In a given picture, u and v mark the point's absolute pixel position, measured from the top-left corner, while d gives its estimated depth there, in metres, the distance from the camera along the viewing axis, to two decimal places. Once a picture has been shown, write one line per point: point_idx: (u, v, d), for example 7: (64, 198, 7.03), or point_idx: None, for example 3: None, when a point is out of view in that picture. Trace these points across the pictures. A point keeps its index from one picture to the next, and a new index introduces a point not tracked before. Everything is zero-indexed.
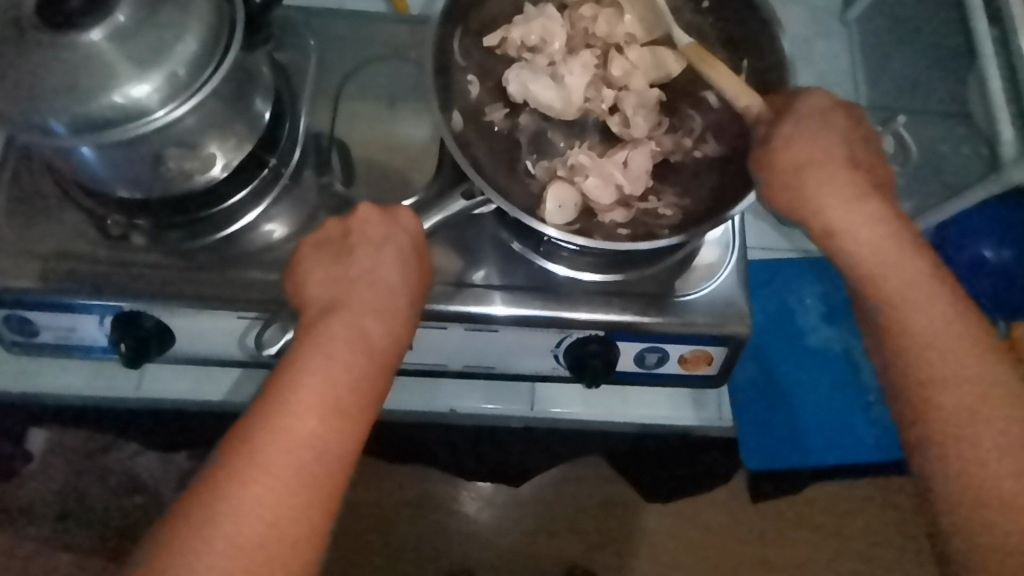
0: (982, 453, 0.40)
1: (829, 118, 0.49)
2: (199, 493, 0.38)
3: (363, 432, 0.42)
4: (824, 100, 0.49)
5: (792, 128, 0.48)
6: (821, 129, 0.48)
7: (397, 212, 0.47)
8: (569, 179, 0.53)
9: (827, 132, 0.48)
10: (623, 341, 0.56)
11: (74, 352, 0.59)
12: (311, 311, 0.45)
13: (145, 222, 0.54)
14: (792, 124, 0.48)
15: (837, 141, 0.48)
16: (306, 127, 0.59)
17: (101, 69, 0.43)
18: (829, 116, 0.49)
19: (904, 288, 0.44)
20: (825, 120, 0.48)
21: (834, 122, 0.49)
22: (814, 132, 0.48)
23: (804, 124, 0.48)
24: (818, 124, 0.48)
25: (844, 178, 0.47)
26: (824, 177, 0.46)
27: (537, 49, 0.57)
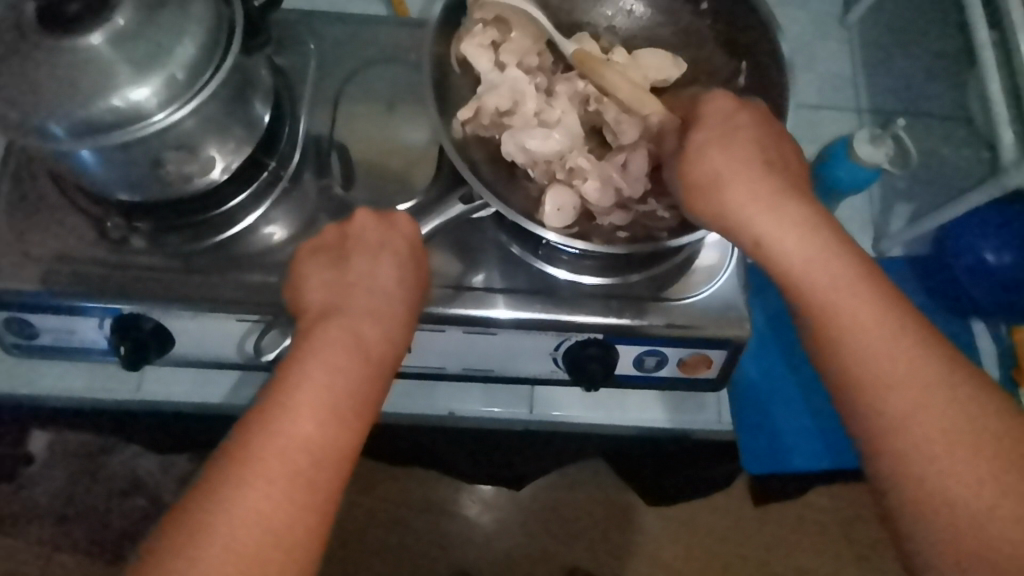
0: (955, 479, 0.37)
1: (736, 126, 0.45)
2: (196, 497, 0.38)
3: (359, 437, 0.42)
4: (729, 103, 0.46)
5: (706, 139, 0.45)
6: (733, 136, 0.45)
7: (394, 217, 0.48)
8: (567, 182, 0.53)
9: (740, 143, 0.45)
10: (622, 344, 0.56)
11: (74, 354, 0.59)
12: (309, 315, 0.45)
13: (145, 224, 0.54)
14: (703, 139, 0.45)
15: (749, 147, 0.45)
16: (305, 130, 0.59)
17: (101, 73, 0.44)
18: (737, 122, 0.45)
19: (843, 308, 0.41)
20: (734, 129, 0.45)
21: (742, 129, 0.45)
22: (726, 145, 0.44)
23: (715, 136, 0.45)
24: (729, 135, 0.45)
25: (761, 187, 0.44)
26: (745, 196, 0.43)
27: (514, 109, 0.54)
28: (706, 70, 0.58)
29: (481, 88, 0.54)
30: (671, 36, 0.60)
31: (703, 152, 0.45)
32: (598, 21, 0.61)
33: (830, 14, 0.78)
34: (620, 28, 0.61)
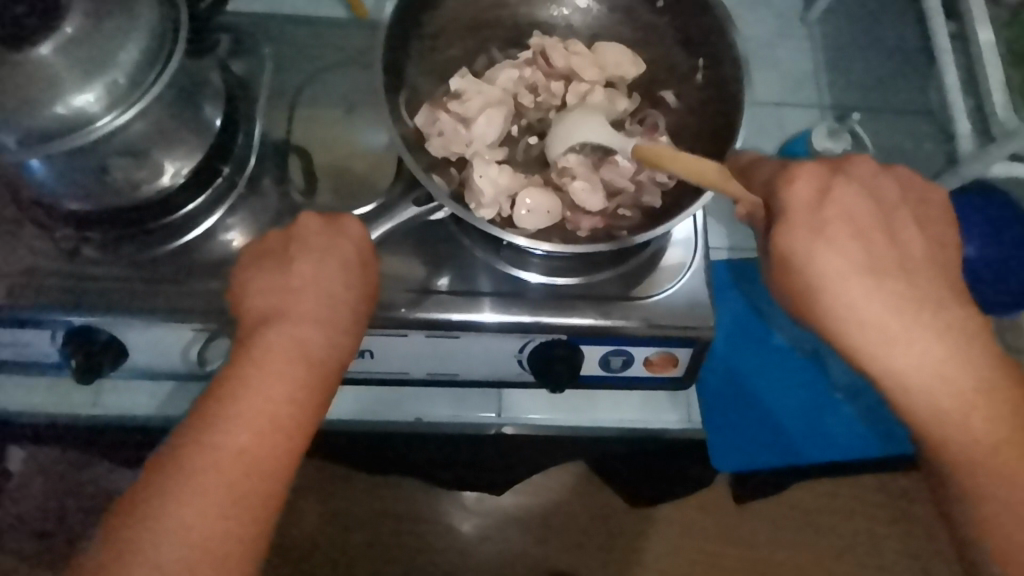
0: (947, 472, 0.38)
1: (827, 219, 0.42)
2: (123, 512, 0.37)
3: (302, 448, 0.41)
4: (814, 181, 0.43)
5: (802, 220, 0.42)
6: (832, 230, 0.42)
7: (342, 221, 0.46)
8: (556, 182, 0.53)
9: (835, 232, 0.42)
10: (586, 345, 0.55)
11: (30, 368, 0.57)
12: (250, 321, 0.44)
13: (97, 234, 0.53)
14: (794, 234, 0.42)
15: (848, 232, 0.42)
16: (262, 135, 0.58)
17: (45, 80, 0.43)
18: (824, 211, 0.42)
19: (914, 364, 0.40)
20: (826, 218, 0.42)
21: (831, 220, 0.42)
22: (815, 240, 0.42)
23: (801, 228, 0.42)
24: (824, 230, 0.42)
25: (849, 258, 0.42)
26: (820, 284, 0.42)
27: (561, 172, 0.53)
28: (665, 68, 0.58)
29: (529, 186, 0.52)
30: (630, 35, 0.60)
31: (789, 245, 0.42)
32: (555, 21, 0.61)
33: (792, 10, 0.78)
34: (578, 26, 0.61)
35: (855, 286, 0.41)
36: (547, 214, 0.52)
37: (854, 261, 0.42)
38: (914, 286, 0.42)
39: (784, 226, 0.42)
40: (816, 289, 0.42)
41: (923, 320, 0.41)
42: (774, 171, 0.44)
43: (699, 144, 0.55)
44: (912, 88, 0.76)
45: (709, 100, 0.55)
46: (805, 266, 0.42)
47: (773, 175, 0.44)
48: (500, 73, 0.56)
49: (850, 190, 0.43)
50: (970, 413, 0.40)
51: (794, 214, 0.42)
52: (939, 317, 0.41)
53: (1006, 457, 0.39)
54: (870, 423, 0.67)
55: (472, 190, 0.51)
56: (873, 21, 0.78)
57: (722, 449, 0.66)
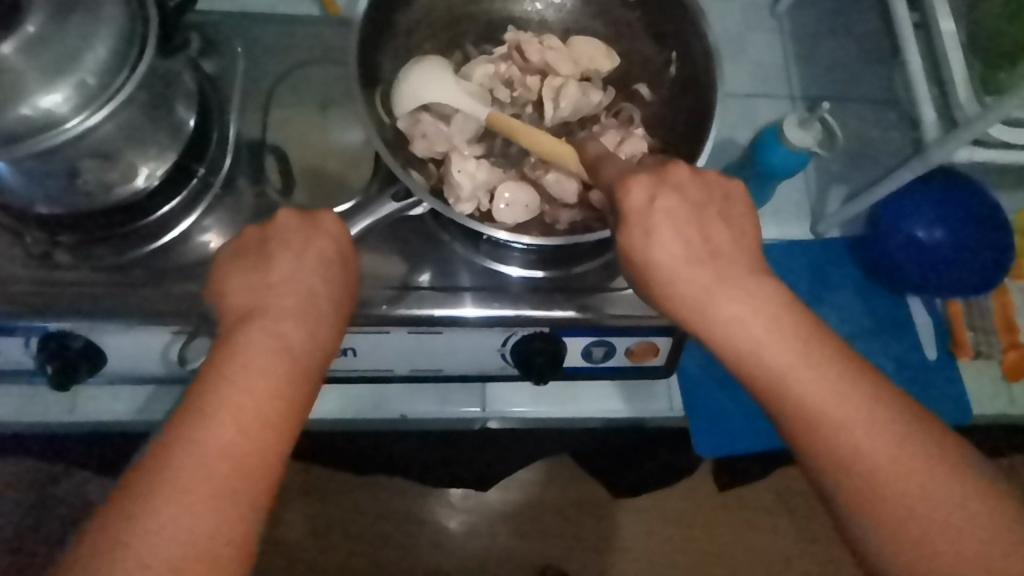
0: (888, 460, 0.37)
1: (655, 222, 0.41)
2: (107, 516, 0.36)
3: (289, 442, 0.40)
4: (643, 182, 0.42)
5: (630, 231, 0.41)
6: (665, 232, 0.41)
7: (319, 216, 0.46)
8: (531, 175, 0.54)
9: (666, 230, 0.41)
10: (569, 337, 0.56)
11: (3, 376, 0.56)
12: (229, 318, 0.43)
13: (69, 238, 0.52)
14: (629, 240, 0.41)
15: (675, 234, 0.41)
16: (236, 135, 0.58)
17: (11, 80, 0.42)
18: (653, 215, 0.41)
19: (781, 365, 0.39)
20: (657, 217, 0.41)
21: (659, 223, 0.41)
22: (645, 244, 0.41)
23: (630, 229, 0.41)
24: (649, 233, 0.41)
25: (679, 262, 0.41)
26: (664, 284, 0.41)
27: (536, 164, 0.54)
28: (639, 61, 0.59)
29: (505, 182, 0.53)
30: (602, 29, 0.60)
31: (628, 250, 0.42)
32: (529, 16, 0.61)
33: (761, 3, 0.79)
34: (552, 22, 0.61)
35: (696, 282, 0.41)
36: (524, 209, 0.52)
37: (683, 258, 0.41)
38: (742, 283, 0.41)
39: (620, 232, 0.42)
40: (661, 290, 0.41)
41: (764, 317, 0.40)
42: (616, 173, 0.44)
43: (676, 136, 0.55)
44: None
45: (682, 93, 0.56)
46: (645, 267, 0.41)
47: (615, 177, 0.44)
48: (476, 68, 0.56)
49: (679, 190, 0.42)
50: (857, 412, 0.38)
51: (625, 217, 0.41)
52: (779, 309, 0.40)
53: (864, 444, 0.37)
54: None
55: (450, 185, 0.51)
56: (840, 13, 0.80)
57: (705, 436, 0.66)
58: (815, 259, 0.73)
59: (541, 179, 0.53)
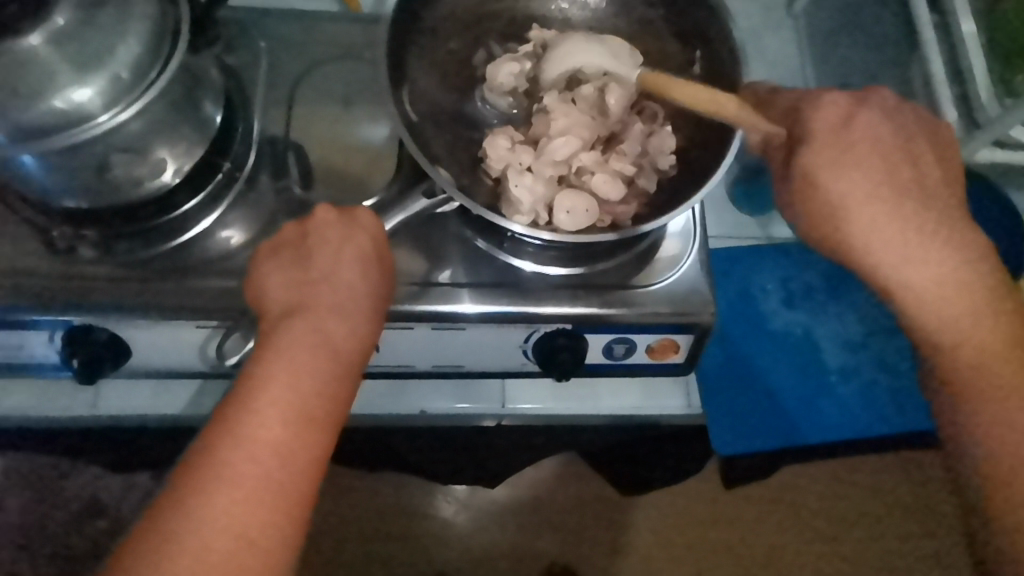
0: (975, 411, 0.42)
1: (854, 142, 0.46)
2: (161, 508, 0.37)
3: (333, 437, 0.41)
4: (846, 112, 0.46)
5: (819, 152, 0.45)
6: (855, 154, 0.45)
7: (356, 213, 0.46)
8: (575, 181, 0.53)
9: (861, 157, 0.45)
10: (590, 334, 0.56)
11: (25, 370, 0.56)
12: (272, 315, 0.44)
13: (94, 232, 0.52)
14: (816, 156, 0.45)
15: (873, 155, 0.46)
16: (260, 130, 0.58)
17: (42, 74, 0.42)
18: (851, 134, 0.46)
19: (930, 285, 0.44)
20: (854, 141, 0.45)
21: (855, 143, 0.46)
22: (837, 161, 0.45)
23: (827, 150, 0.45)
24: (844, 153, 0.45)
25: (865, 180, 0.45)
26: (839, 201, 0.45)
27: (579, 167, 0.53)
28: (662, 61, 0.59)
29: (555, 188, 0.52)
30: (625, 28, 0.61)
31: (811, 166, 0.45)
32: (552, 15, 0.61)
33: (777, 3, 0.80)
34: (575, 21, 0.61)
35: (877, 202, 0.45)
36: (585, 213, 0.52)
37: (871, 182, 0.45)
38: (923, 202, 0.45)
39: (809, 150, 0.45)
40: (835, 206, 0.45)
41: (935, 239, 0.44)
42: (792, 109, 0.48)
43: (701, 134, 0.56)
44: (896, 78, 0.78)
45: (706, 92, 0.56)
46: (825, 184, 0.45)
47: (792, 111, 0.47)
48: (498, 72, 0.55)
49: (874, 119, 0.47)
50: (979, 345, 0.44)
51: (818, 141, 0.46)
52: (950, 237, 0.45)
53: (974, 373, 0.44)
54: (866, 403, 0.68)
55: (510, 201, 0.51)
56: (856, 15, 0.80)
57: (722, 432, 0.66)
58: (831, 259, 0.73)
59: (586, 183, 0.52)
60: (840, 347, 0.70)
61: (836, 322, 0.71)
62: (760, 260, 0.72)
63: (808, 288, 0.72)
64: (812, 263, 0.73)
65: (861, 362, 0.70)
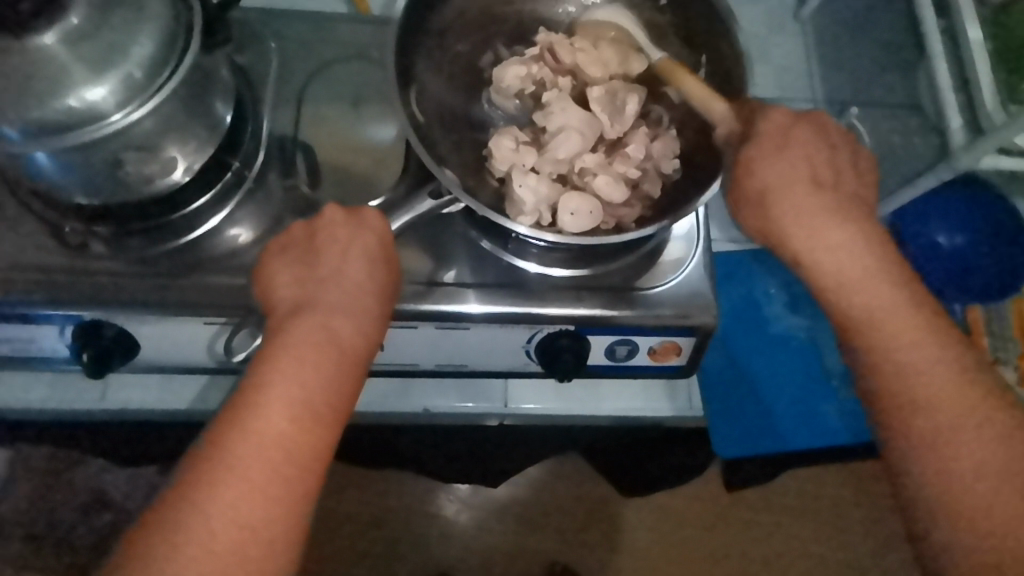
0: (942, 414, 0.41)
1: (786, 142, 0.48)
2: (169, 500, 0.38)
3: (337, 432, 0.42)
4: (783, 119, 0.49)
5: (756, 150, 0.48)
6: (782, 153, 0.48)
7: (363, 213, 0.47)
8: (578, 183, 0.54)
9: (796, 156, 0.48)
10: (593, 335, 0.57)
11: (34, 363, 0.57)
12: (279, 312, 0.45)
13: (105, 229, 0.52)
14: (753, 148, 0.48)
15: (801, 158, 0.48)
16: (269, 130, 0.58)
17: (58, 73, 0.43)
18: (786, 136, 0.48)
19: (861, 293, 0.44)
20: (789, 142, 0.48)
21: (790, 144, 0.48)
22: (770, 154, 0.47)
23: (763, 146, 0.48)
24: (775, 148, 0.48)
25: (795, 176, 0.47)
26: (768, 192, 0.47)
27: (582, 169, 0.54)
28: (668, 65, 0.60)
29: (558, 189, 0.53)
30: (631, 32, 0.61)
31: (749, 157, 0.48)
32: (560, 18, 0.62)
33: (785, 7, 0.80)
34: (582, 25, 0.62)
35: (801, 197, 0.46)
36: (588, 215, 0.52)
37: (801, 178, 0.47)
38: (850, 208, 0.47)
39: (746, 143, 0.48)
40: (762, 198, 0.47)
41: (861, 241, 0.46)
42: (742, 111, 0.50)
43: (705, 139, 0.56)
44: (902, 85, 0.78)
45: (710, 97, 0.57)
46: (756, 176, 0.47)
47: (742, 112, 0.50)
48: (504, 74, 0.55)
49: (811, 128, 0.49)
50: (913, 349, 0.43)
51: (756, 135, 0.48)
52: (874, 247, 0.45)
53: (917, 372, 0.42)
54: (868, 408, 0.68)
55: (512, 202, 0.52)
56: None
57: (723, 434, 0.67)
58: None
59: (588, 185, 0.53)
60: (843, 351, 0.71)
61: None
62: (764, 264, 0.73)
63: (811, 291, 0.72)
64: None
65: None
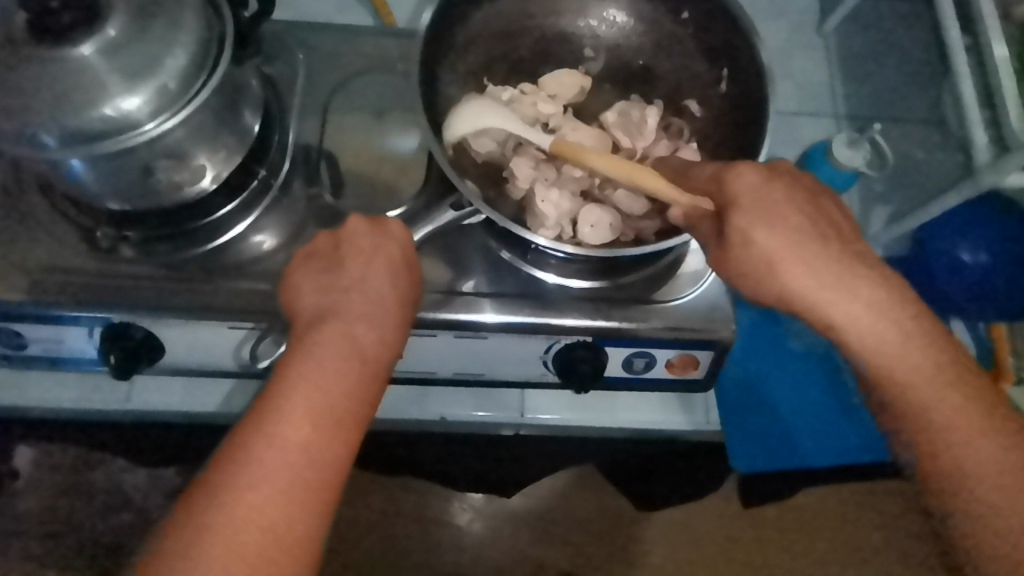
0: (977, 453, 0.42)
1: (773, 202, 0.45)
2: (195, 502, 0.38)
3: (358, 438, 0.42)
4: (758, 173, 0.46)
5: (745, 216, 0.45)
6: (773, 215, 0.45)
7: (387, 224, 0.48)
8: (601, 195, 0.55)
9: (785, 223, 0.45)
10: (610, 347, 0.57)
11: (62, 364, 0.59)
12: (303, 319, 0.46)
13: (135, 233, 0.54)
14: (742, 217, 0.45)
15: (794, 215, 0.45)
16: (295, 139, 0.60)
17: (94, 83, 0.44)
18: (770, 192, 0.46)
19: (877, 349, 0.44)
20: (776, 206, 0.45)
21: (776, 203, 0.45)
22: (761, 220, 0.45)
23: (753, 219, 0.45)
24: (764, 212, 0.45)
25: (787, 236, 0.44)
26: (768, 261, 0.44)
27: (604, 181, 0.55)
28: (689, 79, 0.60)
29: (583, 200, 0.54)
30: (652, 46, 0.62)
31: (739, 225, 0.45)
32: (582, 32, 0.62)
33: (808, 22, 0.80)
34: (604, 39, 0.62)
35: (798, 262, 0.44)
36: (608, 227, 0.53)
37: (797, 240, 0.44)
38: (845, 265, 0.44)
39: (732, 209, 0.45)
40: (759, 266, 0.45)
41: (863, 302, 0.44)
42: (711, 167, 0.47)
43: (725, 152, 0.56)
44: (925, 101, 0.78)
45: (731, 110, 0.57)
46: (746, 247, 0.45)
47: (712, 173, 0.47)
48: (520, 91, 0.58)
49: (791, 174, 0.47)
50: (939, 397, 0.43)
51: (742, 208, 0.45)
52: (875, 302, 0.44)
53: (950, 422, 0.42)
54: None
55: (535, 215, 0.53)
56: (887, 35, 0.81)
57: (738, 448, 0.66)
58: None
59: (611, 197, 0.55)
60: None
61: None
62: None
63: None
64: None
65: None
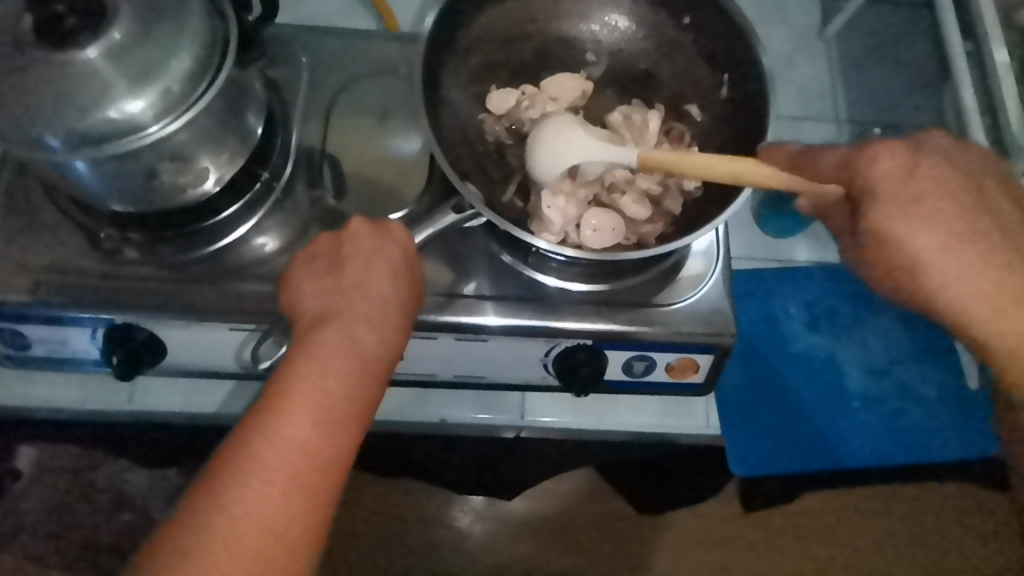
0: None
1: (921, 194, 0.47)
2: (196, 501, 0.39)
3: (358, 440, 0.42)
4: (899, 167, 0.48)
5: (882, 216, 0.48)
6: (926, 214, 0.47)
7: (389, 226, 0.49)
8: (605, 199, 0.55)
9: (931, 209, 0.47)
10: (611, 350, 0.57)
11: (66, 364, 0.59)
12: (304, 320, 0.46)
13: (138, 235, 0.54)
14: (882, 216, 0.48)
15: (949, 210, 0.47)
16: (297, 142, 0.60)
17: (98, 86, 0.44)
18: (914, 184, 0.47)
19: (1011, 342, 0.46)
20: (919, 191, 0.47)
21: (921, 192, 0.47)
22: (907, 218, 0.47)
23: (891, 205, 0.47)
24: (911, 208, 0.47)
25: (941, 235, 0.47)
26: (921, 259, 0.47)
27: (608, 187, 0.55)
28: (691, 83, 0.60)
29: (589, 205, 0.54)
30: (653, 50, 0.62)
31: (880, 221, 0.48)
32: (584, 36, 0.63)
33: (809, 28, 0.80)
34: (606, 43, 0.63)
35: (952, 258, 0.47)
36: (611, 232, 0.54)
37: (946, 235, 0.47)
38: (993, 259, 0.46)
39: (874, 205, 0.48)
40: (908, 265, 0.48)
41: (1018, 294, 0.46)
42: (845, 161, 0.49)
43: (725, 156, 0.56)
44: (925, 106, 0.78)
45: (732, 114, 0.57)
46: (900, 243, 0.48)
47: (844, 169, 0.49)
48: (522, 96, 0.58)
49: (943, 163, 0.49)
50: None
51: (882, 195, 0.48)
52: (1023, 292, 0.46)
53: None
54: (887, 431, 0.68)
55: (540, 220, 0.53)
56: (888, 41, 0.81)
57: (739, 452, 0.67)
58: (860, 283, 0.73)
59: (615, 202, 0.55)
60: (863, 372, 0.70)
61: (860, 348, 0.71)
62: (784, 283, 0.73)
63: (832, 312, 0.72)
64: (838, 288, 0.73)
65: (885, 390, 0.69)
